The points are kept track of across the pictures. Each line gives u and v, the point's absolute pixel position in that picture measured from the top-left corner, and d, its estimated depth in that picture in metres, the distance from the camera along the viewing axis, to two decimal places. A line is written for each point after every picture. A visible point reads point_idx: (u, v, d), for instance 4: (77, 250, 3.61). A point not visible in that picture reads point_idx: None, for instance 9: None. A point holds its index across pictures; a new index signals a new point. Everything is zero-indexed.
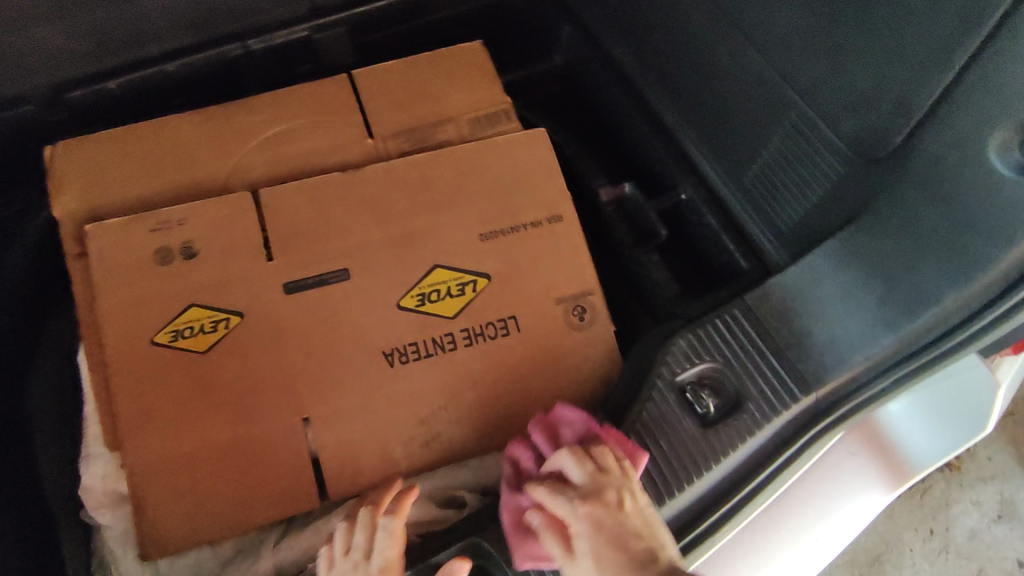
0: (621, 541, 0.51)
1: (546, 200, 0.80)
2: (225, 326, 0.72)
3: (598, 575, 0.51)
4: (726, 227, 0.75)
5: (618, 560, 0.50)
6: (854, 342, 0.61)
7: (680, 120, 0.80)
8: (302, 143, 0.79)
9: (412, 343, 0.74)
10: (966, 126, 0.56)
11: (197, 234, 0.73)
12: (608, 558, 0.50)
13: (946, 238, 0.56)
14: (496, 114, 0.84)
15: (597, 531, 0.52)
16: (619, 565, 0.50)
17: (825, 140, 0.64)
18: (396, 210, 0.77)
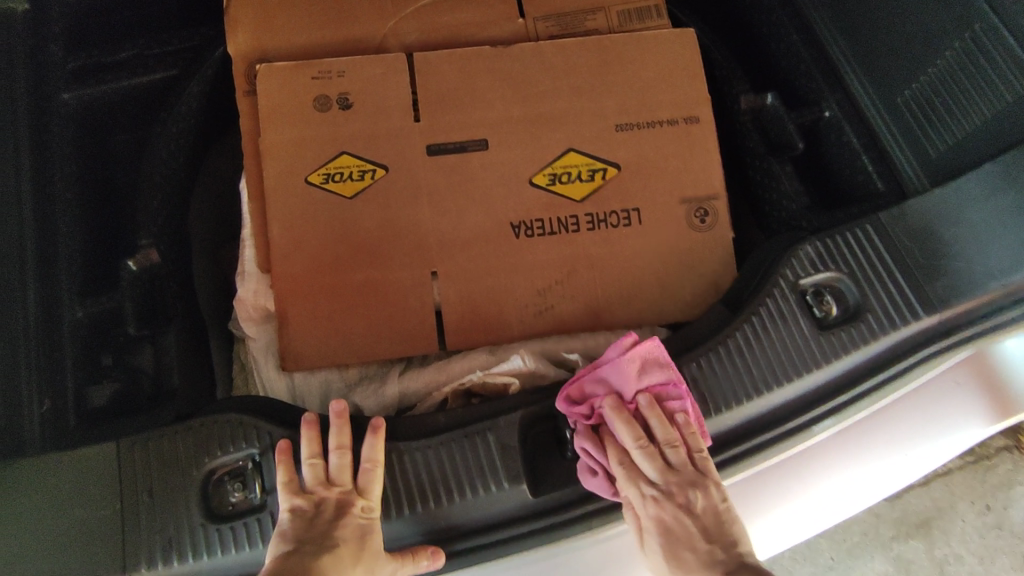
0: (685, 541, 0.56)
1: (686, 99, 0.81)
2: (371, 177, 0.77)
3: (665, 569, 0.57)
4: (868, 147, 0.74)
5: (677, 561, 0.56)
6: (993, 264, 0.62)
7: (834, 34, 0.78)
8: (456, 12, 0.82)
9: (538, 220, 0.78)
10: None
11: (355, 87, 0.78)
12: (673, 552, 0.56)
13: None
14: (646, 10, 0.84)
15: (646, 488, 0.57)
16: (681, 559, 0.56)
17: (1009, 55, 0.63)
18: (539, 90, 0.79)
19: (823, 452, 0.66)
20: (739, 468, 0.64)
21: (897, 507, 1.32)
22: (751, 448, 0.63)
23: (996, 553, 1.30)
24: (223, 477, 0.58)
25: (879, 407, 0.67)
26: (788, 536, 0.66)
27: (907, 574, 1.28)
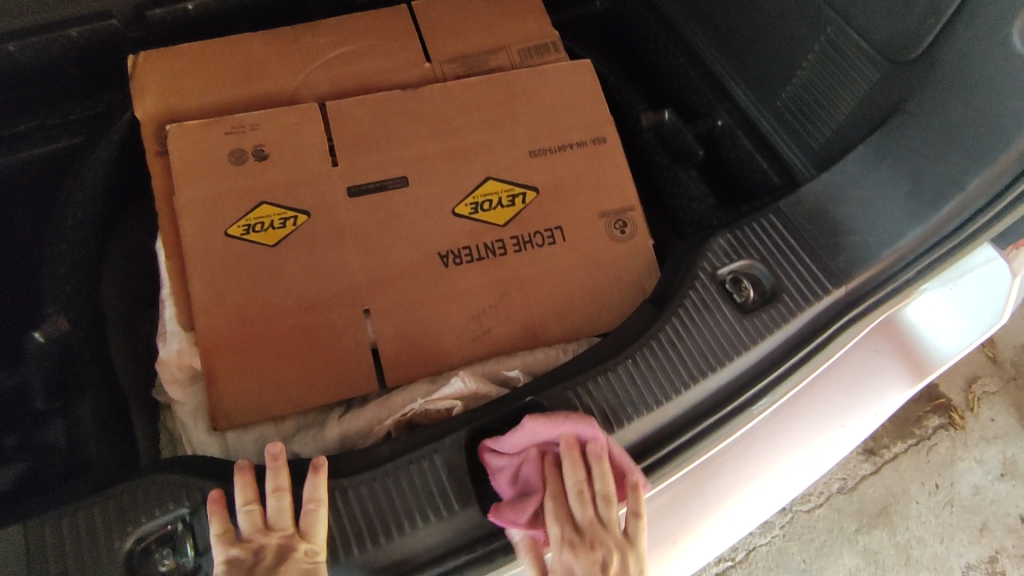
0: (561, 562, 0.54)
1: (592, 122, 0.85)
2: (292, 224, 0.77)
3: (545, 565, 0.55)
4: (759, 147, 0.81)
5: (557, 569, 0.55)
6: (881, 234, 0.66)
7: (716, 53, 0.85)
8: (365, 63, 0.85)
9: (465, 247, 0.79)
10: (997, 9, 0.58)
11: (269, 139, 0.79)
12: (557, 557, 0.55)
13: (969, 129, 0.61)
14: (545, 46, 0.89)
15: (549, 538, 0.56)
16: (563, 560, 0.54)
17: (862, 50, 0.68)
18: (452, 127, 0.83)
19: (764, 433, 0.69)
20: (684, 458, 0.66)
21: (854, 499, 1.35)
22: (691, 439, 0.66)
23: (952, 529, 1.34)
24: (151, 545, 0.53)
25: (797, 390, 0.69)
26: (717, 543, 0.70)
27: (874, 564, 1.30)
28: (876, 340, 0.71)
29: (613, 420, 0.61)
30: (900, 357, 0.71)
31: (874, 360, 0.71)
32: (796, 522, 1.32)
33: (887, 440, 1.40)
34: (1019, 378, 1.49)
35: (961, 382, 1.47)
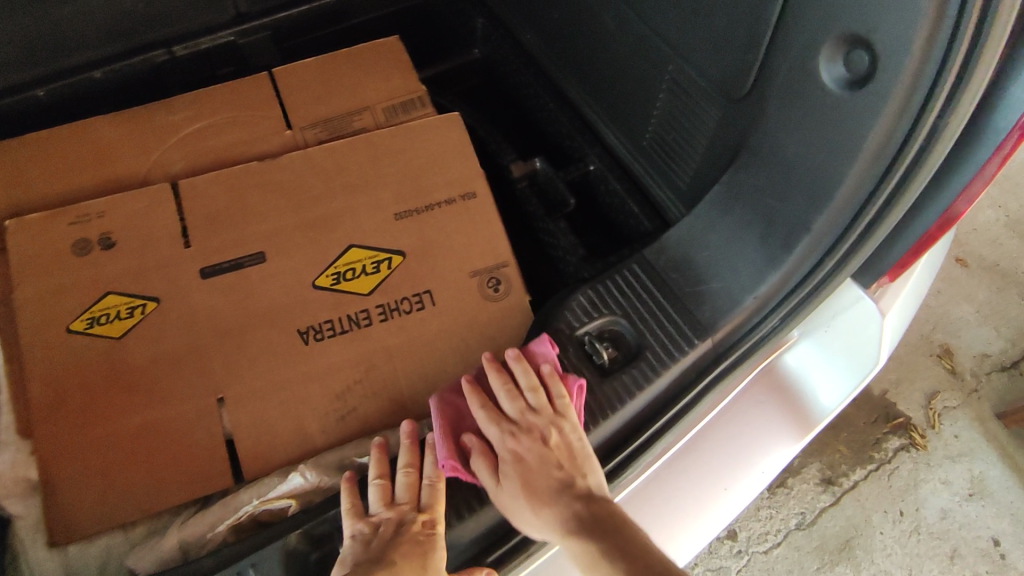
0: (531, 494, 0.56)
1: (461, 177, 0.82)
2: (140, 312, 0.73)
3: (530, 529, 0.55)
4: (630, 191, 0.77)
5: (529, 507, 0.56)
6: (740, 282, 0.60)
7: (584, 96, 0.82)
8: (223, 136, 0.82)
9: (326, 321, 0.75)
10: (800, 43, 0.50)
11: (115, 225, 0.76)
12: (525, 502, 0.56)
13: (803, 169, 0.53)
14: (411, 102, 0.86)
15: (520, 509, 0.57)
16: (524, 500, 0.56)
17: (698, 89, 0.63)
18: (311, 195, 0.79)
19: (635, 510, 0.63)
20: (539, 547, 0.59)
21: (814, 534, 1.28)
22: None
23: (921, 559, 1.27)
24: None
25: (670, 456, 0.64)
26: None
27: None
28: (754, 392, 0.66)
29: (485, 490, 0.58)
30: (786, 404, 0.67)
31: (754, 412, 0.66)
32: (753, 565, 1.26)
33: (845, 468, 1.34)
34: (981, 389, 1.42)
35: (919, 399, 1.41)
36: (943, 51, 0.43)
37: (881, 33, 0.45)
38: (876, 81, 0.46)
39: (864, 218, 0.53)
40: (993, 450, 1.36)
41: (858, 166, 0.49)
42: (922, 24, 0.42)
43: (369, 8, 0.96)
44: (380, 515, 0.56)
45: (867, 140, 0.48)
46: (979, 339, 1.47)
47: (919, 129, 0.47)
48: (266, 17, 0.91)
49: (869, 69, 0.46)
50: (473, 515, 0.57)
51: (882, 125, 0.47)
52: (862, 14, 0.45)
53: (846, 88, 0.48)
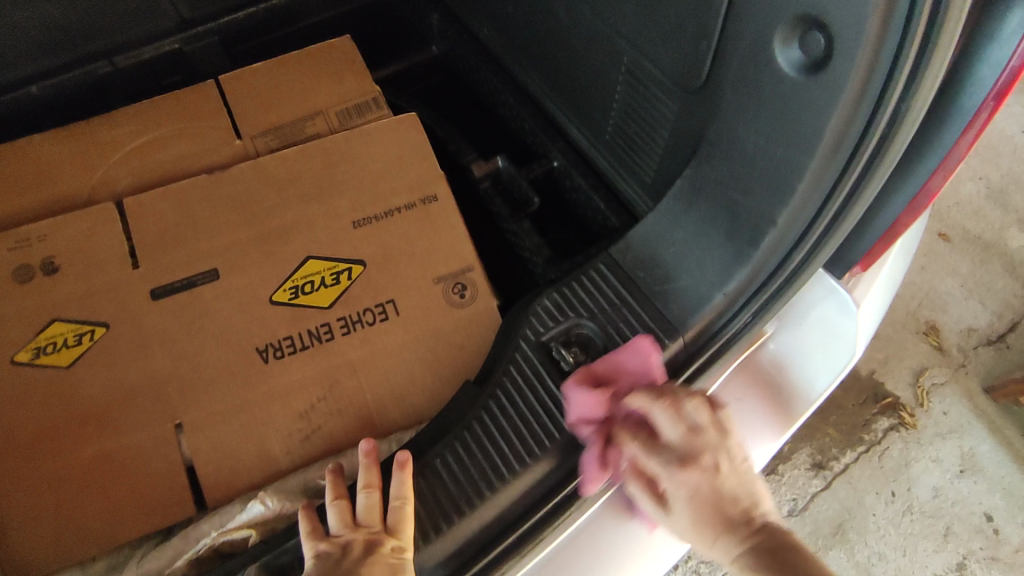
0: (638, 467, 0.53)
1: (421, 180, 0.79)
2: (89, 339, 0.70)
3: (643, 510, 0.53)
4: (596, 187, 0.74)
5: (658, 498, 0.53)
6: (708, 279, 0.57)
7: (544, 89, 0.79)
8: (171, 149, 0.79)
9: (286, 338, 0.72)
10: (754, 28, 0.47)
11: (59, 248, 0.72)
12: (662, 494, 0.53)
13: (766, 159, 0.51)
14: (365, 103, 0.83)
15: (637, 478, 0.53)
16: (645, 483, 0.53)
17: (655, 79, 0.60)
18: (264, 206, 0.76)
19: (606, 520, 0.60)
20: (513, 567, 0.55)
21: (807, 520, 1.27)
22: (524, 537, 0.56)
23: (915, 539, 1.26)
24: None
25: None
26: None
27: None
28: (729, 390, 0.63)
29: (474, 494, 0.55)
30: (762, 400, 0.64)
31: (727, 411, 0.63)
32: None
33: (836, 451, 1.33)
34: (968, 364, 1.41)
35: (907, 378, 1.39)
36: (901, 29, 0.40)
37: (834, 14, 0.42)
38: (834, 63, 0.43)
39: (831, 207, 0.50)
40: (983, 425, 1.35)
41: (821, 155, 0.47)
42: (876, 2, 0.39)
43: (318, 9, 0.93)
44: (344, 537, 0.53)
45: (827, 126, 0.45)
46: (965, 314, 1.45)
47: (882, 115, 0.44)
48: (211, 23, 0.87)
49: (826, 51, 0.43)
50: (441, 536, 0.53)
51: (843, 110, 0.44)
52: None
53: (804, 74, 0.45)
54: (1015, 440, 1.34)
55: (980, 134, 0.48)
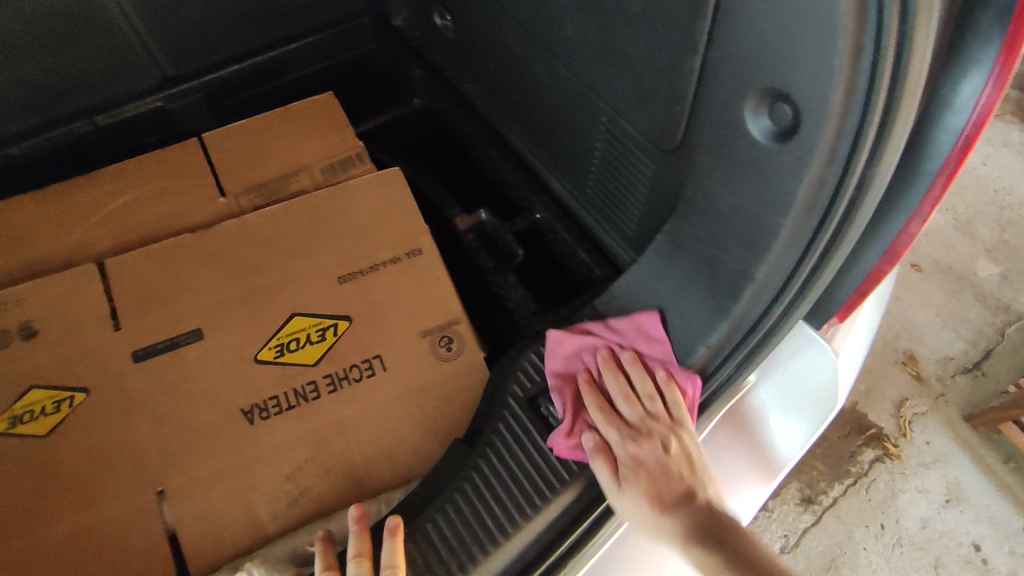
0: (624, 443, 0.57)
1: (405, 234, 0.79)
2: (68, 405, 0.68)
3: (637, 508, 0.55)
4: (579, 240, 0.76)
5: (654, 507, 0.55)
6: (691, 332, 0.59)
7: (527, 144, 0.81)
8: (154, 208, 0.79)
9: (271, 398, 0.71)
10: (724, 97, 0.49)
11: (38, 313, 0.71)
12: (653, 482, 0.56)
13: (741, 219, 0.52)
14: (349, 159, 0.84)
15: (654, 486, 0.56)
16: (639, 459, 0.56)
17: (632, 140, 0.62)
18: (249, 264, 0.76)
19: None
20: None
21: (799, 557, 1.27)
22: None
23: (906, 572, 1.26)
24: None
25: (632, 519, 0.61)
26: None
27: None
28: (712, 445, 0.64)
29: (468, 557, 0.55)
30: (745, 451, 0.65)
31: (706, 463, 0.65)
32: None
33: (823, 485, 1.33)
34: (947, 394, 1.43)
35: (889, 408, 1.41)
36: (862, 104, 0.42)
37: (799, 89, 0.43)
38: (802, 134, 0.44)
39: (806, 265, 0.52)
40: (966, 454, 1.37)
41: (792, 220, 0.48)
42: (837, 82, 0.41)
43: (301, 64, 0.95)
44: None
45: (799, 191, 0.47)
46: (942, 343, 1.49)
47: (848, 180, 0.46)
48: (194, 80, 0.88)
49: (793, 121, 0.45)
50: None
51: (814, 177, 0.46)
52: (777, 70, 0.44)
53: (775, 142, 0.47)
54: (997, 468, 1.36)
55: (950, 182, 0.50)
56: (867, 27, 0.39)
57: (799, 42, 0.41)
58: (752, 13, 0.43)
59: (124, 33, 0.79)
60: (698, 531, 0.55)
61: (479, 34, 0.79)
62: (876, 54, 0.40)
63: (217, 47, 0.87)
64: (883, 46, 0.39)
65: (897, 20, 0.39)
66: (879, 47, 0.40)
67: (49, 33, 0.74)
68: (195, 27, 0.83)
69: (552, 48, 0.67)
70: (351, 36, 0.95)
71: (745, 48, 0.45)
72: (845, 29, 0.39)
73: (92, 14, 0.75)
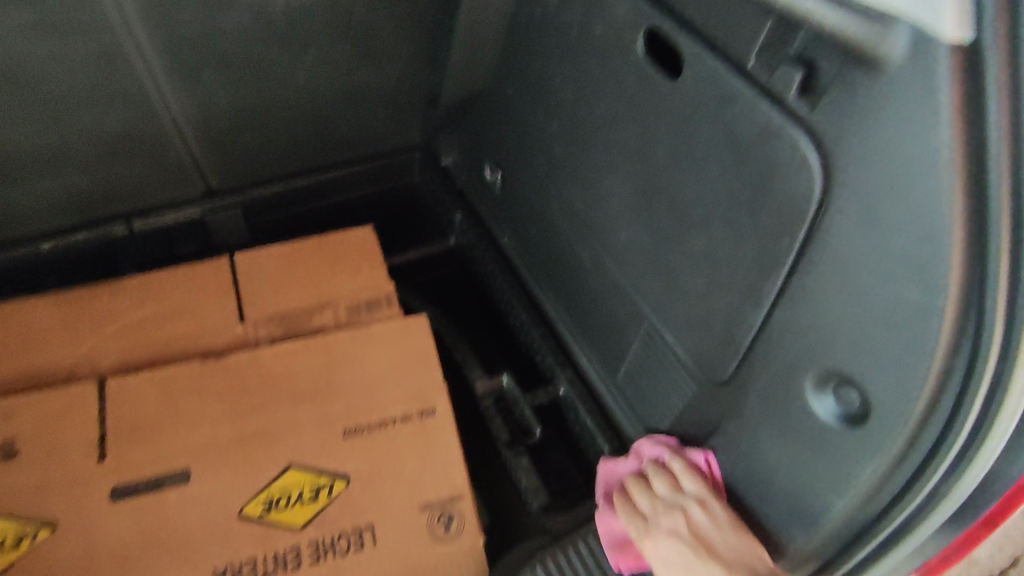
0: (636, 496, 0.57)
1: (421, 391, 0.75)
2: (29, 541, 0.63)
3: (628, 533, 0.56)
4: (601, 427, 0.70)
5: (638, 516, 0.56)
6: None
7: (559, 313, 0.78)
8: (169, 328, 0.76)
9: (248, 561, 0.65)
10: (786, 361, 0.47)
11: (24, 430, 0.67)
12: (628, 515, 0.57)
13: (789, 484, 0.49)
14: (376, 300, 0.81)
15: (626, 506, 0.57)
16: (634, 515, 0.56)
17: (674, 353, 0.59)
18: (252, 403, 0.72)
19: None
20: None
21: None
22: None
23: None
24: None
25: None
26: None
27: None
28: None
29: None
30: None
31: None
32: None
33: None
34: None
35: None
36: (947, 418, 0.40)
37: (873, 384, 0.42)
38: (871, 427, 0.42)
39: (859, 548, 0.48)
40: None
41: (852, 504, 0.45)
42: (920, 397, 0.39)
43: (346, 188, 0.95)
44: None
45: (863, 482, 0.43)
46: None
47: (921, 483, 0.43)
48: (238, 194, 0.88)
49: (861, 412, 0.43)
50: None
51: (881, 474, 0.43)
52: (850, 358, 0.43)
53: (842, 426, 0.44)
54: None
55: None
56: (961, 355, 0.38)
57: (883, 344, 0.40)
58: (835, 297, 0.43)
59: (176, 151, 0.79)
60: (660, 553, 0.53)
61: (528, 201, 0.78)
62: (974, 363, 0.38)
63: (267, 167, 0.87)
64: (976, 373, 0.38)
65: (1005, 333, 0.37)
66: (972, 375, 0.38)
67: (103, 150, 0.75)
68: (248, 150, 0.83)
69: (594, 243, 0.66)
70: (397, 168, 0.96)
71: (821, 322, 0.44)
72: (939, 352, 0.38)
73: (149, 135, 0.75)
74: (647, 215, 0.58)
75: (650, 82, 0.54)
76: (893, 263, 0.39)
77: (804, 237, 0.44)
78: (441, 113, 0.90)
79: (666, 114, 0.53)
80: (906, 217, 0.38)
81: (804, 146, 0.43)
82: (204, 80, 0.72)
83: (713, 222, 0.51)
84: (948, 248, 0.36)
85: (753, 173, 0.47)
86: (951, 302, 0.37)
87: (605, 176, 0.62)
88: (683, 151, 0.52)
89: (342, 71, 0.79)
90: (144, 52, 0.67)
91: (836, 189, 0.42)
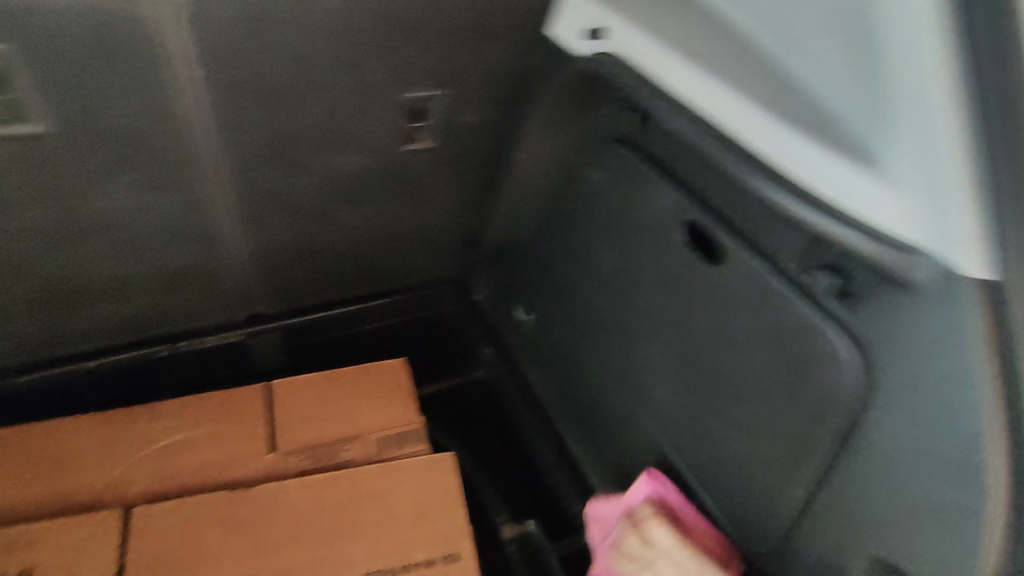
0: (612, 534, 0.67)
1: (445, 535, 0.74)
2: None
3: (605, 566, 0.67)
4: None
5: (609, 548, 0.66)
6: None
7: (587, 458, 0.79)
8: (199, 454, 0.77)
9: None
10: (841, 538, 0.53)
11: (44, 558, 0.66)
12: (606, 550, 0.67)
13: None
14: (405, 434, 0.82)
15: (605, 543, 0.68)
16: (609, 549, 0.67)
17: (716, 507, 0.64)
18: (275, 539, 0.71)
19: None
20: None
21: None
22: None
23: None
24: None
25: None
26: None
27: None
28: None
29: None
30: None
31: None
32: None
33: None
34: None
35: None
36: None
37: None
38: None
39: None
40: None
41: None
42: None
43: (379, 316, 0.97)
44: None
45: None
46: None
47: None
48: (279, 321, 0.92)
49: None
50: None
51: None
52: (900, 544, 0.49)
53: None
54: None
55: None
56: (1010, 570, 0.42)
57: (931, 538, 0.46)
58: (885, 487, 0.49)
59: (230, 282, 0.84)
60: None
61: (560, 345, 0.84)
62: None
63: (309, 296, 0.92)
64: None
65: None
66: None
67: (164, 281, 0.80)
68: (296, 282, 0.88)
69: (638, 398, 0.72)
70: (429, 299, 0.99)
71: (875, 507, 0.50)
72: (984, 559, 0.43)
73: (208, 269, 0.81)
74: (689, 381, 0.66)
75: (695, 268, 0.64)
76: (934, 467, 0.46)
77: (846, 427, 0.52)
78: (482, 255, 0.95)
79: (706, 297, 0.64)
80: (940, 428, 0.45)
81: (841, 352, 0.52)
82: (269, 225, 0.79)
83: (754, 396, 0.59)
84: (987, 464, 0.42)
85: (792, 358, 0.56)
86: (991, 515, 0.42)
87: (653, 341, 0.70)
88: (723, 331, 0.62)
89: (393, 218, 0.86)
90: (221, 203, 0.74)
91: (880, 393, 0.49)
